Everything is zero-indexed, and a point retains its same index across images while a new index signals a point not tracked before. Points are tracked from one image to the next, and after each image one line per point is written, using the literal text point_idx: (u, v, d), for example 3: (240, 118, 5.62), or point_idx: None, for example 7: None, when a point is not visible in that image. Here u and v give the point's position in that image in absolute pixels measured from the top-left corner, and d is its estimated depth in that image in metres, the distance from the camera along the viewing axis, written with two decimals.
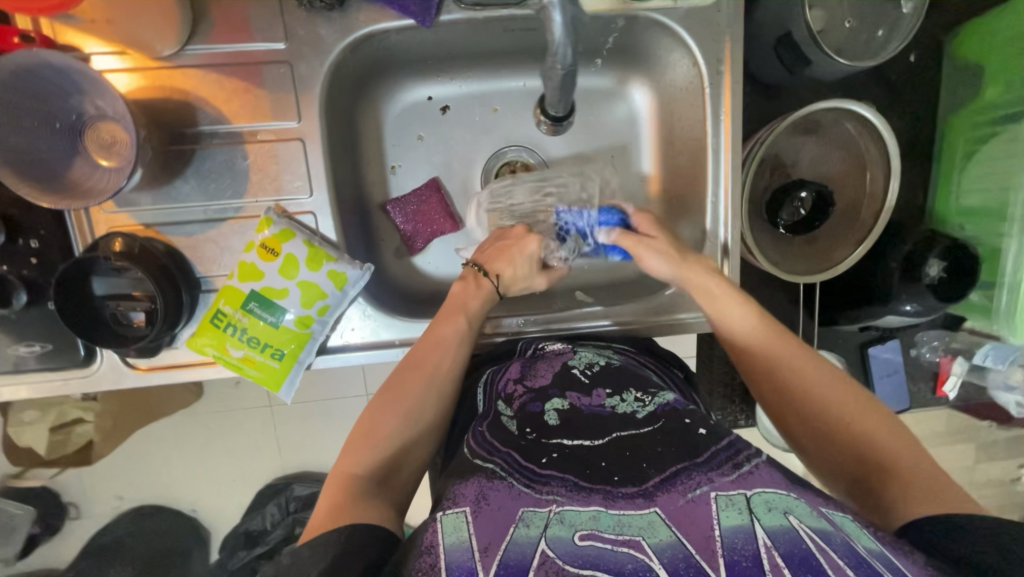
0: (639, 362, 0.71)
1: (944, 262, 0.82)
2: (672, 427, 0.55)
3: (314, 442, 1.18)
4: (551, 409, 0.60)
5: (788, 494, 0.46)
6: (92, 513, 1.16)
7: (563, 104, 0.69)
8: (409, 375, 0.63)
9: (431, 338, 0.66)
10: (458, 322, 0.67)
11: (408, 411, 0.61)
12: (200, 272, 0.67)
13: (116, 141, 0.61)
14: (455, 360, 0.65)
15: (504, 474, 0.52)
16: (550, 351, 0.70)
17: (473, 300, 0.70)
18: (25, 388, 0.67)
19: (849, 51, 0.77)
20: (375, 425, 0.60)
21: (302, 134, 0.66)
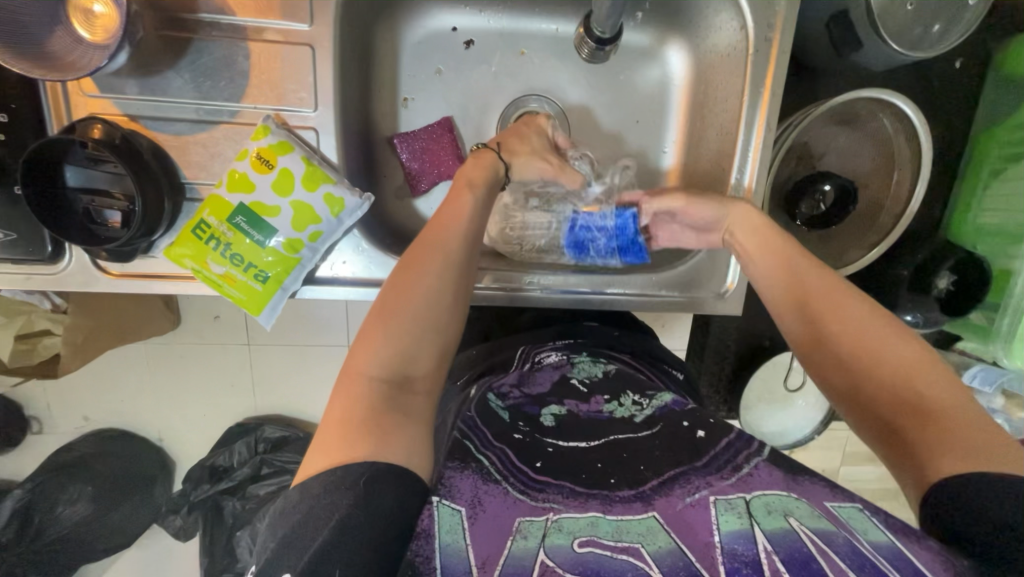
0: (633, 369, 0.68)
1: (954, 275, 0.81)
2: (672, 433, 0.52)
3: (290, 384, 1.15)
4: (548, 413, 0.56)
5: (789, 495, 0.43)
6: (55, 429, 1.14)
7: (612, 22, 0.60)
8: (420, 251, 0.56)
9: (443, 211, 0.59)
10: (468, 198, 0.60)
11: (427, 296, 0.54)
12: (186, 178, 0.62)
13: (102, 14, 0.55)
14: (470, 230, 0.59)
15: (498, 477, 0.46)
16: (547, 362, 0.66)
17: (478, 172, 0.63)
18: None
19: (905, 39, 0.72)
20: (387, 319, 0.52)
21: (313, 40, 0.60)
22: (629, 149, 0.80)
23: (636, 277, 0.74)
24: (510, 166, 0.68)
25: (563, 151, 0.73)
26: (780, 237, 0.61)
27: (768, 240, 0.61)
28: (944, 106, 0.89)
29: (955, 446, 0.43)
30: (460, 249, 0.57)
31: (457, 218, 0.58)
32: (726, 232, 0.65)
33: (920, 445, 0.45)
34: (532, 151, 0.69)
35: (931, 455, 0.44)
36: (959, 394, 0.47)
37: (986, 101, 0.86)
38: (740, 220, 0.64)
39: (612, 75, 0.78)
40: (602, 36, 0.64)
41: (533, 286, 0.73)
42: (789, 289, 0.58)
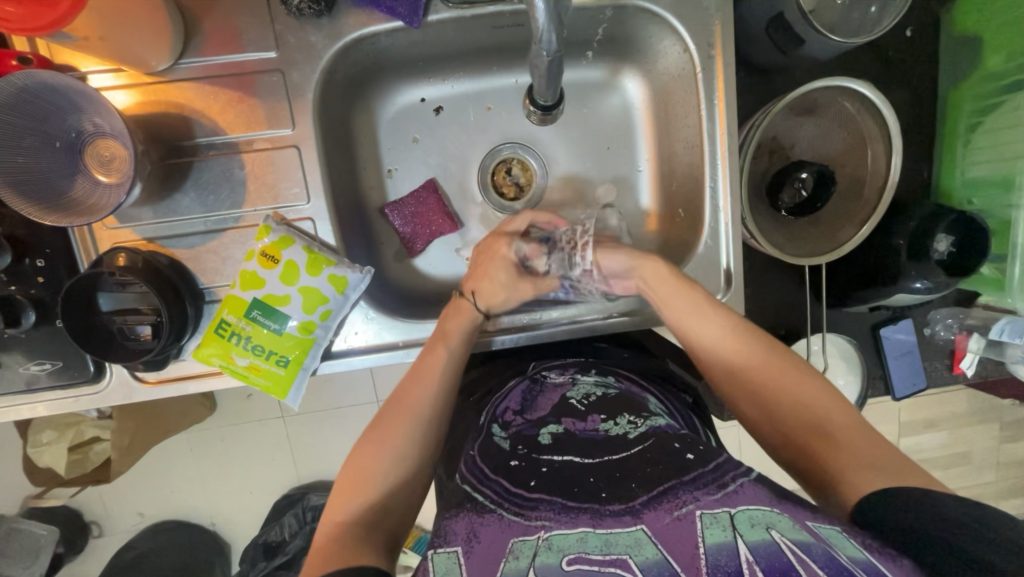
0: (639, 387, 0.70)
1: (951, 237, 0.81)
2: (661, 451, 0.53)
3: (329, 450, 1.19)
4: (546, 431, 0.59)
5: (771, 509, 0.45)
6: (116, 529, 1.19)
7: (552, 90, 0.65)
8: (397, 409, 0.61)
9: (418, 369, 0.65)
10: (442, 351, 0.66)
11: (397, 446, 0.59)
12: (203, 283, 0.67)
13: (114, 158, 0.61)
14: (443, 388, 0.63)
15: (493, 506, 0.50)
16: (551, 382, 0.69)
17: (454, 325, 0.68)
18: (41, 406, 0.68)
19: (843, 28, 0.76)
20: (361, 468, 0.57)
21: (297, 141, 0.66)
22: (606, 174, 0.84)
23: (633, 300, 0.76)
24: (487, 306, 0.71)
25: (524, 262, 0.73)
26: (683, 280, 0.64)
27: (677, 289, 0.64)
28: (908, 72, 0.89)
29: (864, 467, 0.50)
30: (433, 402, 0.62)
31: (431, 373, 0.64)
32: (639, 280, 0.67)
33: (842, 470, 0.51)
34: (503, 287, 0.71)
35: (852, 474, 0.50)
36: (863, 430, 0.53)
37: (945, 62, 0.87)
38: (652, 271, 0.65)
39: (576, 111, 0.83)
40: (546, 103, 0.69)
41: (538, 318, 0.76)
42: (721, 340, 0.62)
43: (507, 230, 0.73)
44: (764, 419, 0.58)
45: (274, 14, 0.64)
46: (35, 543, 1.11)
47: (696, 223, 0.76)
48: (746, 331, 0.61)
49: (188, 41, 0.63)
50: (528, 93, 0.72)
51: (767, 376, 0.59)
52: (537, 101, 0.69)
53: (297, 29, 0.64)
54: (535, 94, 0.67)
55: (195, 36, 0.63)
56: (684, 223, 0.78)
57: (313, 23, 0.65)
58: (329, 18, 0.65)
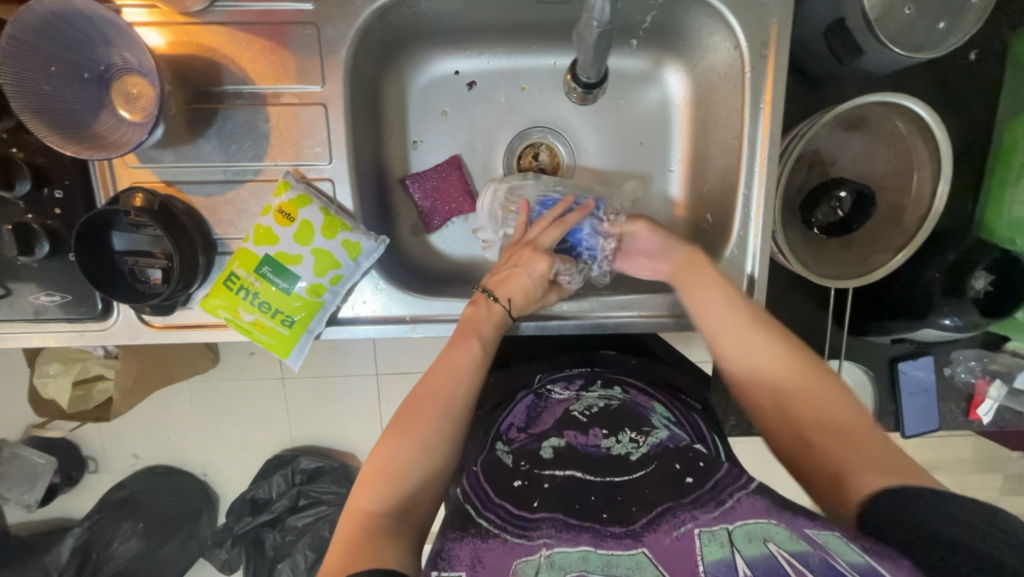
0: (646, 395, 0.68)
1: (991, 276, 0.77)
2: (662, 474, 0.52)
3: (324, 415, 1.19)
4: (548, 445, 0.59)
5: (769, 521, 0.44)
6: (109, 467, 1.21)
7: (597, 66, 0.63)
8: (423, 404, 0.59)
9: (443, 363, 0.63)
10: (473, 346, 0.64)
11: (424, 441, 0.58)
12: (217, 234, 0.67)
13: (141, 95, 0.60)
14: (470, 389, 0.62)
15: (497, 530, 0.48)
16: (554, 398, 0.67)
17: (485, 325, 0.66)
18: (49, 336, 0.68)
19: (906, 41, 0.71)
20: (390, 461, 0.56)
21: (326, 100, 0.65)
22: (636, 171, 0.81)
23: (649, 300, 0.74)
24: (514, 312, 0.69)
25: (553, 275, 0.72)
26: (709, 266, 0.65)
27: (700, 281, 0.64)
28: (966, 98, 0.85)
29: (872, 464, 0.49)
30: (460, 399, 0.61)
31: (459, 370, 0.62)
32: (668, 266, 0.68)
33: (847, 468, 0.50)
34: (528, 297, 0.69)
35: (855, 473, 0.50)
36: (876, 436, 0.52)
37: (1006, 92, 0.83)
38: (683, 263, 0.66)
39: (612, 100, 0.80)
40: (588, 79, 0.67)
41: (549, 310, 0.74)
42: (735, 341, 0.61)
43: (536, 243, 0.71)
44: (773, 411, 0.57)
45: None
46: (32, 471, 1.14)
47: (724, 230, 0.73)
48: (759, 315, 0.61)
49: None
50: (572, 65, 0.69)
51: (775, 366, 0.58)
52: (581, 78, 0.68)
53: None
54: (579, 70, 0.65)
55: None
56: (711, 229, 0.76)
57: None
58: None
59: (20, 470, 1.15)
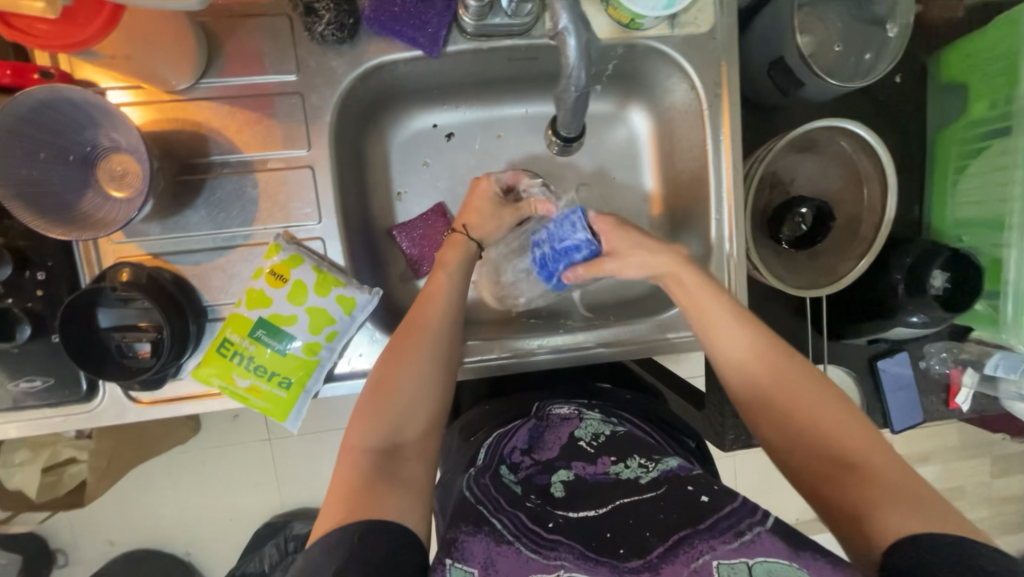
0: (642, 430, 0.67)
1: (946, 273, 0.83)
2: (674, 495, 0.51)
3: (320, 474, 1.15)
4: (558, 481, 0.57)
5: (790, 563, 0.45)
6: (83, 557, 1.12)
7: (576, 124, 0.67)
8: (405, 340, 0.61)
9: (420, 298, 0.64)
10: (443, 279, 0.66)
11: (411, 370, 0.59)
12: (207, 300, 0.66)
13: (127, 172, 0.62)
14: (448, 328, 0.63)
15: (511, 537, 0.49)
16: (558, 415, 0.67)
17: (451, 254, 0.69)
18: (15, 427, 0.65)
19: (841, 73, 0.79)
20: (373, 396, 0.58)
21: (312, 162, 0.67)
22: (612, 204, 0.85)
23: (639, 326, 0.76)
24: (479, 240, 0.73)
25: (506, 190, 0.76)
26: (725, 300, 0.63)
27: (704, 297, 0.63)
28: (898, 116, 0.94)
29: (891, 506, 0.49)
30: (441, 330, 0.62)
31: (435, 300, 0.64)
32: (660, 276, 0.66)
33: (864, 503, 0.51)
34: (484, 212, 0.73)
35: (876, 513, 0.50)
36: (896, 464, 0.52)
37: (931, 108, 0.92)
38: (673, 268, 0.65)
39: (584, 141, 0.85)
40: (568, 134, 0.72)
41: (542, 349, 0.75)
42: (742, 363, 0.61)
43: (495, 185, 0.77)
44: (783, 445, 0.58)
45: (297, 40, 0.65)
46: None
47: (701, 253, 0.77)
48: (775, 350, 0.60)
49: (210, 61, 0.64)
50: (551, 122, 0.75)
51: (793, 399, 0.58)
52: (560, 133, 0.72)
53: (318, 54, 0.66)
54: (560, 125, 0.70)
55: (217, 56, 0.64)
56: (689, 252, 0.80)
57: (334, 49, 0.66)
58: (351, 45, 0.67)
59: None
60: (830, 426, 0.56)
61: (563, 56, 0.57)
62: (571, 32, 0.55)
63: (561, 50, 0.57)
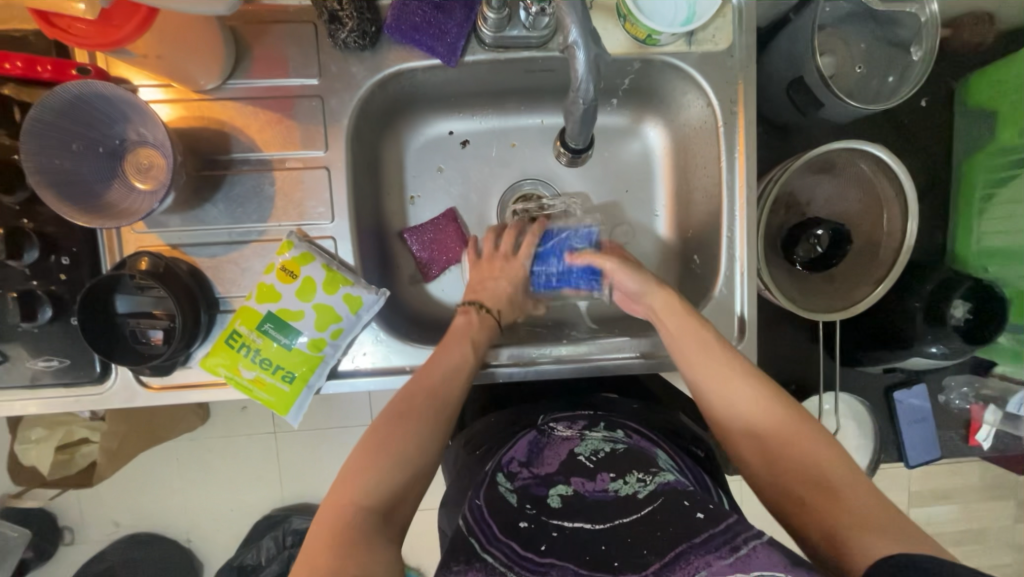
0: (648, 440, 0.65)
1: (968, 304, 0.80)
2: (671, 510, 0.51)
3: (321, 470, 1.15)
4: (556, 494, 0.56)
5: (786, 575, 0.43)
6: (88, 537, 1.14)
7: (585, 136, 0.68)
8: (417, 399, 0.60)
9: (433, 359, 0.64)
10: (466, 351, 0.66)
11: (421, 435, 0.57)
12: (220, 292, 0.68)
13: (153, 165, 0.64)
14: (462, 387, 0.63)
15: (502, 569, 0.48)
16: (558, 435, 0.65)
17: (479, 331, 0.70)
18: (36, 404, 0.68)
19: (861, 95, 0.79)
20: (381, 444, 0.56)
21: (328, 163, 0.68)
22: (624, 216, 0.85)
23: (645, 341, 0.75)
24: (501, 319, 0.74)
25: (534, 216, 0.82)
26: (698, 320, 0.64)
27: (685, 320, 0.64)
28: (923, 142, 0.92)
29: (866, 528, 0.48)
30: (456, 393, 0.62)
31: (452, 365, 0.64)
32: (648, 307, 0.68)
33: (841, 526, 0.49)
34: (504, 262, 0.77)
35: (853, 535, 0.48)
36: (866, 490, 0.51)
37: (958, 134, 0.90)
38: (662, 300, 0.66)
39: (597, 153, 0.85)
40: (576, 146, 0.72)
41: (546, 357, 0.75)
42: (710, 380, 0.60)
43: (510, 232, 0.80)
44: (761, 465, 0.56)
45: (321, 45, 0.68)
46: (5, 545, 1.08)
47: (711, 270, 0.76)
48: (749, 371, 0.60)
49: (237, 63, 0.67)
50: (561, 134, 0.76)
51: (769, 419, 0.57)
52: (569, 145, 0.72)
53: (340, 59, 0.68)
54: (568, 138, 0.70)
55: (244, 58, 0.67)
56: (699, 269, 0.79)
57: (356, 55, 0.68)
58: (372, 51, 0.69)
59: None
60: (800, 447, 0.55)
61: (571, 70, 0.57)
62: (580, 46, 0.55)
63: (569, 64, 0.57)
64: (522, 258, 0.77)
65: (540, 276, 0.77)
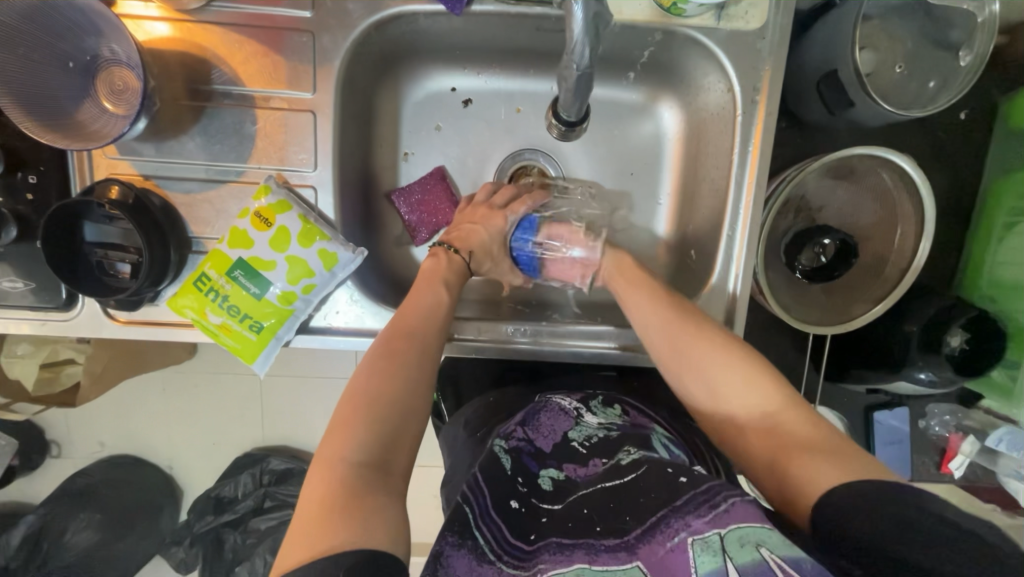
0: (646, 417, 0.62)
1: (967, 333, 0.77)
2: (654, 477, 0.47)
3: (298, 417, 1.17)
4: (547, 475, 0.53)
5: (763, 526, 0.41)
6: (70, 454, 1.17)
7: (577, 106, 0.62)
8: (396, 345, 0.56)
9: (409, 304, 0.61)
10: (439, 294, 0.64)
11: (406, 381, 0.54)
12: (192, 232, 0.65)
13: (127, 88, 0.59)
14: (438, 330, 0.61)
15: (493, 556, 0.45)
16: (557, 405, 0.61)
17: (448, 273, 0.67)
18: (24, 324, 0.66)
19: (896, 99, 0.73)
20: (366, 396, 0.52)
21: (315, 107, 0.64)
22: (627, 201, 0.81)
23: (628, 333, 0.73)
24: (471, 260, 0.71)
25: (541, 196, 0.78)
26: (646, 275, 0.66)
27: (638, 277, 0.66)
28: (954, 157, 0.86)
29: (808, 458, 0.48)
30: (432, 336, 0.60)
31: (426, 308, 0.61)
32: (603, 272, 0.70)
33: (790, 465, 0.48)
34: (487, 216, 0.72)
35: (796, 470, 0.48)
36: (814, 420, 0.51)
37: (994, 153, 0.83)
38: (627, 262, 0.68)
39: (606, 130, 0.80)
40: (569, 118, 0.67)
41: (521, 336, 0.73)
42: (660, 331, 0.60)
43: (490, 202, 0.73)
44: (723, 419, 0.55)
45: None
46: None
47: (706, 267, 0.73)
48: (689, 323, 0.59)
49: None
50: (552, 103, 0.70)
51: (718, 364, 0.55)
52: (561, 116, 0.67)
53: None
54: (560, 107, 0.65)
55: None
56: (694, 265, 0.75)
57: None
58: None
59: None
60: (730, 387, 0.54)
61: (568, 29, 0.52)
62: (579, 2, 0.50)
63: (567, 21, 0.52)
64: (510, 213, 0.73)
65: (520, 245, 0.76)
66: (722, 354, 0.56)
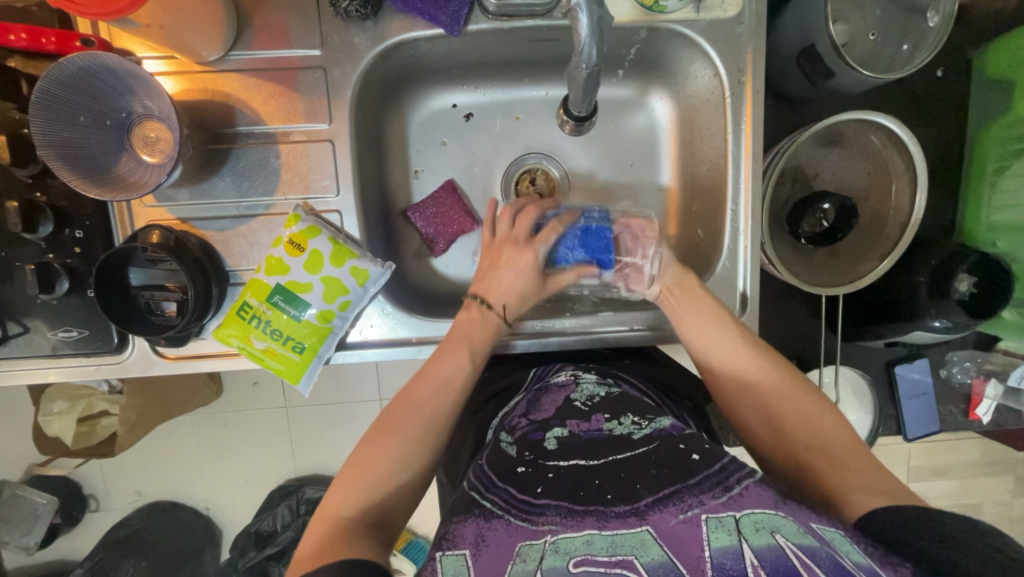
0: (639, 391, 0.68)
1: (974, 277, 0.80)
2: (667, 453, 0.51)
3: (333, 442, 1.19)
4: (551, 436, 0.56)
5: (776, 513, 0.44)
6: (112, 505, 1.19)
7: (587, 102, 0.67)
8: (405, 415, 0.60)
9: (429, 371, 0.63)
10: (461, 359, 0.64)
11: (406, 448, 0.58)
12: (229, 265, 0.69)
13: (160, 139, 0.65)
14: (453, 400, 0.62)
15: (501, 511, 0.48)
16: (556, 382, 0.67)
17: (477, 334, 0.67)
18: (54, 373, 0.71)
19: (874, 65, 0.78)
20: (366, 462, 0.57)
21: (332, 136, 0.69)
22: (631, 190, 0.85)
23: (649, 314, 0.76)
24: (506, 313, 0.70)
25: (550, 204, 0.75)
26: (704, 294, 0.68)
27: (691, 294, 0.68)
28: (937, 114, 0.89)
29: (857, 482, 0.52)
30: (443, 406, 0.61)
31: (441, 379, 0.63)
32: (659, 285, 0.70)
33: (837, 482, 0.53)
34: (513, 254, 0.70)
35: (847, 489, 0.52)
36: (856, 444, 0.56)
37: (975, 105, 0.87)
38: (673, 280, 0.69)
39: (602, 127, 0.84)
40: (579, 114, 0.73)
41: (549, 330, 0.76)
42: (718, 344, 0.65)
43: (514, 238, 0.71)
44: (763, 423, 0.61)
45: (322, 15, 0.67)
46: (33, 513, 1.11)
47: (715, 244, 0.76)
48: (746, 339, 0.65)
49: (239, 34, 0.66)
50: (563, 103, 0.77)
51: (780, 389, 0.62)
52: (571, 112, 0.73)
53: (342, 29, 0.67)
54: (570, 104, 0.70)
55: (247, 29, 0.66)
56: (702, 244, 0.79)
57: (358, 24, 0.67)
58: (373, 21, 0.68)
59: (20, 513, 1.12)
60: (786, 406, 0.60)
61: (575, 35, 0.56)
62: (583, 8, 0.54)
63: (573, 29, 0.56)
64: (538, 245, 0.70)
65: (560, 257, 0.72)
66: (782, 380, 0.62)
